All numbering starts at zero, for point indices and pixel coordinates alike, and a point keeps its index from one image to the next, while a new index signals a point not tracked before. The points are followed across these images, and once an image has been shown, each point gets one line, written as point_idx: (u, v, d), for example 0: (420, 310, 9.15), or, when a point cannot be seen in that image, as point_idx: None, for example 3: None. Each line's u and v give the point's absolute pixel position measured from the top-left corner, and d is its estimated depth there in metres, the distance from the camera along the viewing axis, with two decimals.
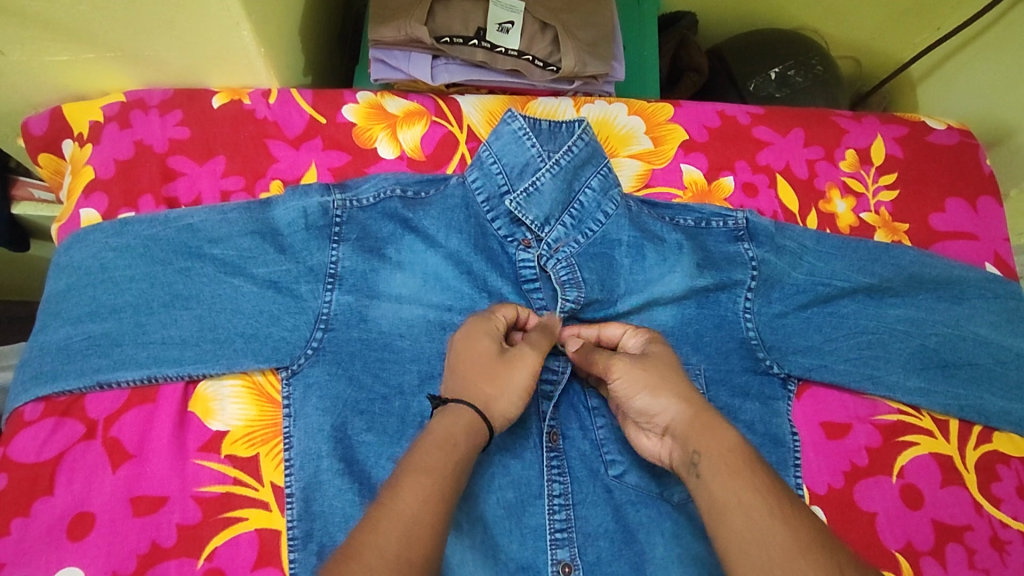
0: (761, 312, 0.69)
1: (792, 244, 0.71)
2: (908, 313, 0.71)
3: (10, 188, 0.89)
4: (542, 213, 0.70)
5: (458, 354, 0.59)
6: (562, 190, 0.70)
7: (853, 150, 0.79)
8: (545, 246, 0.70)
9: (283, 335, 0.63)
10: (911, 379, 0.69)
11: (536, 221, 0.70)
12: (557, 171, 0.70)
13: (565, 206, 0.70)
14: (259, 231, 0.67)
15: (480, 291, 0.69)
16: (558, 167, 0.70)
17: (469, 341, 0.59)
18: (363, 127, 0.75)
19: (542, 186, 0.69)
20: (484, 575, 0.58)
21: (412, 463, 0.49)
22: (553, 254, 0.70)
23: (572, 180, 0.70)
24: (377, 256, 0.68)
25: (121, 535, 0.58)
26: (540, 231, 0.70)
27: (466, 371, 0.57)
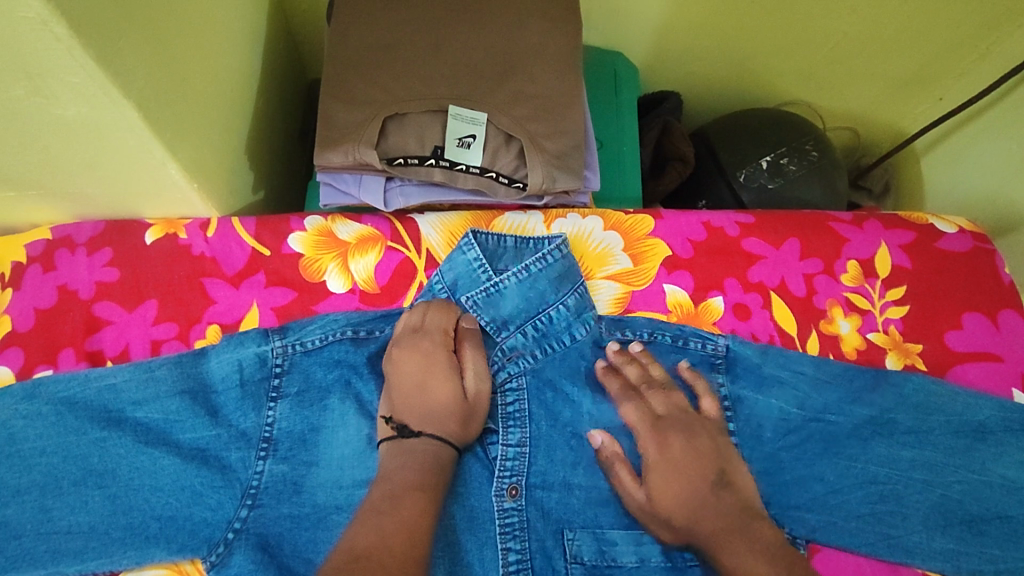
0: (746, 432, 0.63)
1: (783, 372, 0.65)
2: (924, 456, 0.62)
3: None
4: (499, 316, 0.65)
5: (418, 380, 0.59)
6: (526, 301, 0.65)
7: (854, 260, 0.72)
8: (499, 353, 0.64)
9: (204, 517, 0.56)
10: (934, 538, 0.60)
11: (491, 323, 0.65)
12: (524, 276, 0.66)
13: (530, 316, 0.65)
14: (189, 389, 0.60)
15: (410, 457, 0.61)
16: (526, 273, 0.66)
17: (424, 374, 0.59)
18: (311, 258, 0.69)
19: (504, 288, 0.66)
20: None
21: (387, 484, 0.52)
22: (506, 364, 0.63)
23: (547, 291, 0.66)
24: (318, 411, 0.61)
25: None
26: (496, 335, 0.65)
27: (426, 404, 0.57)
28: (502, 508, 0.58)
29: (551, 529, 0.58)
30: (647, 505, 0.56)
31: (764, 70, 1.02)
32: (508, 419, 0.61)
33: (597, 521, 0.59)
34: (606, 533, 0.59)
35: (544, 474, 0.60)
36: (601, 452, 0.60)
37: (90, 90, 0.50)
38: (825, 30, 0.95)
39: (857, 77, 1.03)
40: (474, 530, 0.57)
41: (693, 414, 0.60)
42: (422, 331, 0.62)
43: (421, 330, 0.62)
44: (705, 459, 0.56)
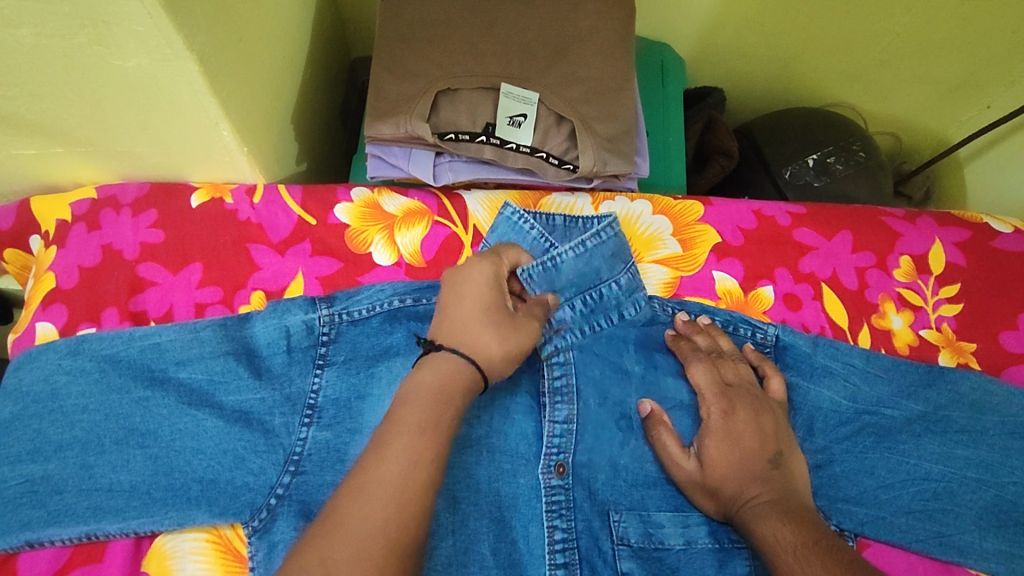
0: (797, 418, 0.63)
1: (834, 363, 0.64)
2: (978, 455, 0.61)
3: None
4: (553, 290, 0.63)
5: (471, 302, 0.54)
6: (581, 275, 0.64)
7: (908, 256, 0.70)
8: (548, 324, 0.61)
9: (246, 481, 0.55)
10: (988, 539, 0.59)
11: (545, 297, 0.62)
12: (581, 251, 0.64)
13: (582, 290, 0.63)
14: (234, 352, 0.59)
15: None
16: (582, 248, 0.64)
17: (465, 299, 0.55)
18: (357, 230, 0.68)
19: (562, 264, 0.63)
20: None
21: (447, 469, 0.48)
22: (553, 337, 0.61)
23: (602, 267, 0.64)
24: (363, 379, 0.61)
25: None
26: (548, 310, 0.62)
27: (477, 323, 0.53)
28: (549, 484, 0.57)
29: (597, 510, 0.57)
30: (696, 475, 0.57)
31: (810, 69, 1.01)
32: (556, 393, 0.60)
33: (644, 504, 0.58)
34: (653, 516, 0.58)
35: (591, 453, 0.59)
36: (649, 419, 0.59)
37: (154, 41, 0.49)
38: (875, 30, 0.94)
39: (903, 81, 1.02)
40: (521, 508, 0.56)
41: (759, 392, 0.60)
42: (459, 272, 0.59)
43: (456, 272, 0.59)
44: (767, 441, 0.57)
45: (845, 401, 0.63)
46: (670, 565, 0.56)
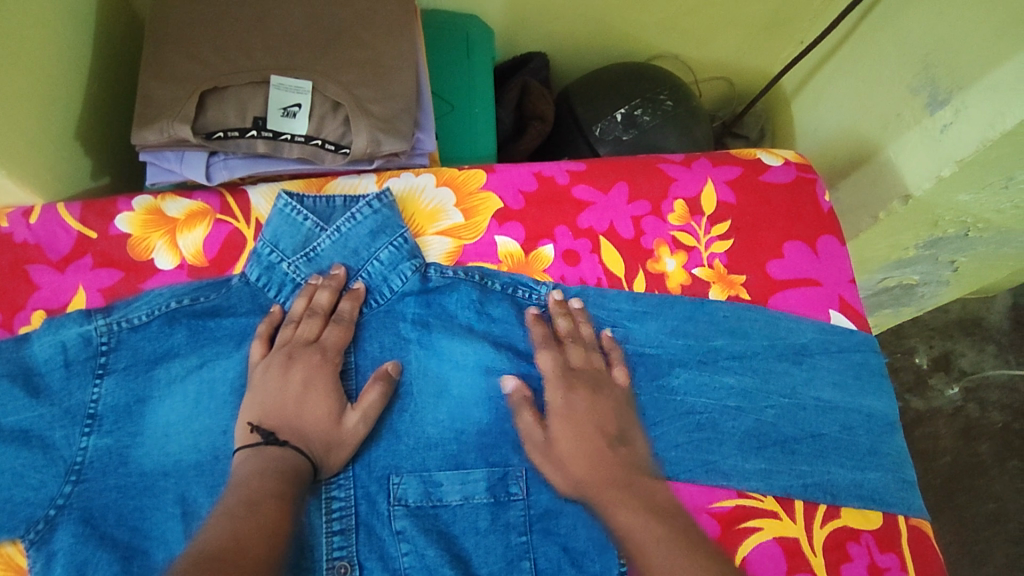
0: (575, 377, 0.65)
1: (603, 313, 0.68)
2: (742, 384, 0.65)
3: None
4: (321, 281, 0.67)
5: (281, 394, 0.59)
6: (343, 257, 0.67)
7: (681, 200, 0.74)
8: None
9: (25, 496, 0.57)
10: (749, 461, 0.63)
11: None
12: (338, 237, 0.68)
13: (350, 274, 0.67)
14: (9, 373, 0.61)
15: None
16: (339, 233, 0.68)
17: (302, 395, 0.60)
18: (139, 238, 0.69)
19: (321, 252, 0.67)
20: None
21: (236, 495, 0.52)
22: None
23: (362, 249, 0.67)
24: (144, 382, 0.63)
25: None
26: None
27: (288, 407, 0.59)
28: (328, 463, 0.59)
29: (376, 476, 0.60)
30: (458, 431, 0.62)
31: (626, 24, 1.03)
32: None
33: (425, 465, 0.61)
34: (433, 475, 0.61)
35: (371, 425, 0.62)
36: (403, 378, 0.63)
37: None
38: None
39: (718, 27, 1.05)
40: None
41: (522, 351, 0.66)
42: (298, 344, 0.62)
43: (292, 347, 0.62)
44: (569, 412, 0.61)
45: (615, 348, 0.66)
46: (445, 520, 0.60)
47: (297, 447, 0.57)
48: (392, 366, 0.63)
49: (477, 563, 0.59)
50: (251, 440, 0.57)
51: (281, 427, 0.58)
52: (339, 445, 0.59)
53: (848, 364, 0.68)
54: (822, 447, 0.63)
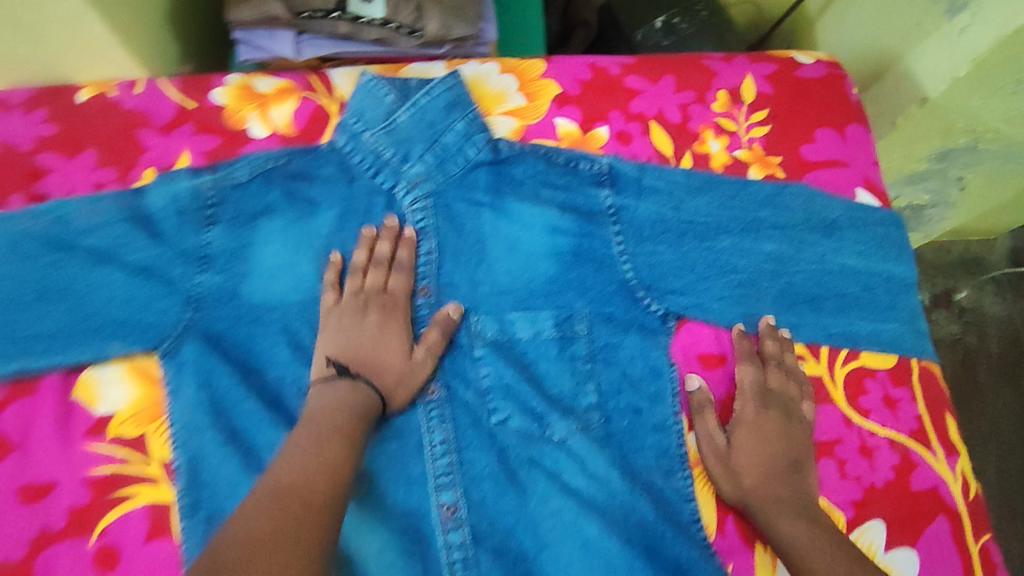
0: (634, 246, 0.72)
1: (659, 183, 0.74)
2: (779, 250, 0.72)
3: None
4: (400, 149, 0.73)
5: (359, 342, 0.65)
6: (420, 128, 0.73)
7: (724, 90, 0.81)
8: (404, 180, 0.73)
9: (154, 319, 0.66)
10: (783, 313, 0.71)
11: (394, 156, 0.73)
12: (415, 111, 0.73)
13: (428, 145, 0.73)
14: (131, 218, 0.68)
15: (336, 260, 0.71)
16: (416, 107, 0.73)
17: (379, 336, 0.66)
18: (234, 109, 0.76)
19: (399, 123, 0.73)
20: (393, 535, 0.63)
21: (309, 429, 0.57)
22: (410, 190, 0.73)
23: (438, 121, 0.73)
24: (248, 233, 0.70)
25: (11, 522, 0.59)
26: (401, 166, 0.73)
27: (366, 341, 0.66)
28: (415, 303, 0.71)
29: (459, 316, 0.70)
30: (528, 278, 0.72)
31: None
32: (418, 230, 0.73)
33: (499, 307, 0.70)
34: (506, 315, 0.70)
35: (450, 275, 0.72)
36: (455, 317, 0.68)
37: None
38: None
39: None
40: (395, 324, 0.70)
41: (582, 216, 0.73)
42: (371, 293, 0.68)
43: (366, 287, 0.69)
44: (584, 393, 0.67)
45: (665, 215, 0.73)
46: (520, 350, 0.70)
47: (370, 386, 0.63)
48: (452, 310, 0.68)
49: (550, 384, 0.69)
50: (327, 371, 0.63)
51: (356, 357, 0.64)
52: (411, 379, 0.66)
53: (873, 235, 0.75)
54: (769, 448, 0.65)
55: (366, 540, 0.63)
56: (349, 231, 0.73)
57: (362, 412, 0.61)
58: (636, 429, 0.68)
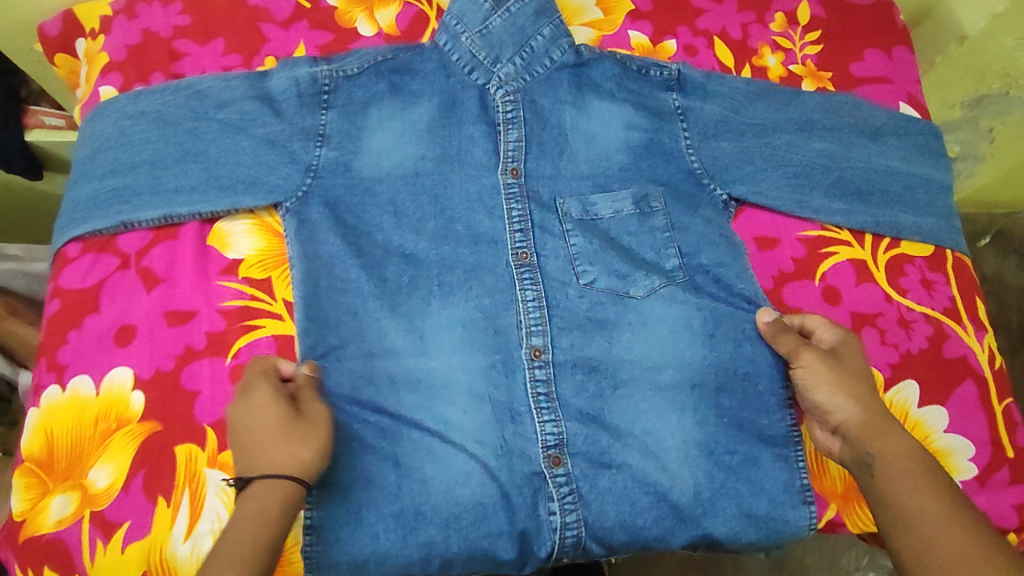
0: (701, 145, 0.80)
1: (722, 88, 0.82)
2: (828, 148, 0.81)
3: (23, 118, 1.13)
4: (494, 52, 0.81)
5: (247, 435, 0.59)
6: (513, 32, 0.81)
7: (781, 13, 0.89)
8: (496, 77, 0.81)
9: (277, 183, 0.74)
10: (833, 202, 0.79)
11: (487, 58, 0.81)
12: (508, 17, 0.82)
13: (517, 49, 0.82)
14: (258, 96, 0.77)
15: (440, 142, 0.79)
16: (508, 14, 0.82)
17: (264, 426, 0.59)
18: (343, 11, 0.85)
19: (493, 28, 0.81)
20: (484, 373, 0.73)
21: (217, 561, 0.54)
22: (501, 86, 0.81)
23: (527, 27, 0.82)
24: (359, 117, 0.78)
25: (160, 340, 0.68)
26: (493, 66, 0.81)
27: (253, 443, 0.59)
28: (507, 183, 0.79)
29: (548, 199, 0.79)
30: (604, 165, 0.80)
31: None
32: (509, 119, 0.80)
33: (581, 191, 0.80)
34: (589, 198, 0.79)
35: (537, 163, 0.80)
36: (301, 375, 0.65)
37: None
38: None
39: None
40: (487, 200, 0.78)
41: (655, 116, 0.81)
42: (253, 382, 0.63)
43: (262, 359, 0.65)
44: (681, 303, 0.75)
45: (728, 115, 0.81)
46: (604, 226, 0.78)
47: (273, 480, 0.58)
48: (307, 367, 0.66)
49: (636, 253, 0.78)
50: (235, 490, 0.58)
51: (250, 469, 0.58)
52: (315, 441, 0.60)
53: (916, 142, 0.83)
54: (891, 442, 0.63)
55: (461, 372, 0.73)
56: (452, 121, 0.80)
57: (271, 518, 0.56)
58: (704, 294, 0.77)
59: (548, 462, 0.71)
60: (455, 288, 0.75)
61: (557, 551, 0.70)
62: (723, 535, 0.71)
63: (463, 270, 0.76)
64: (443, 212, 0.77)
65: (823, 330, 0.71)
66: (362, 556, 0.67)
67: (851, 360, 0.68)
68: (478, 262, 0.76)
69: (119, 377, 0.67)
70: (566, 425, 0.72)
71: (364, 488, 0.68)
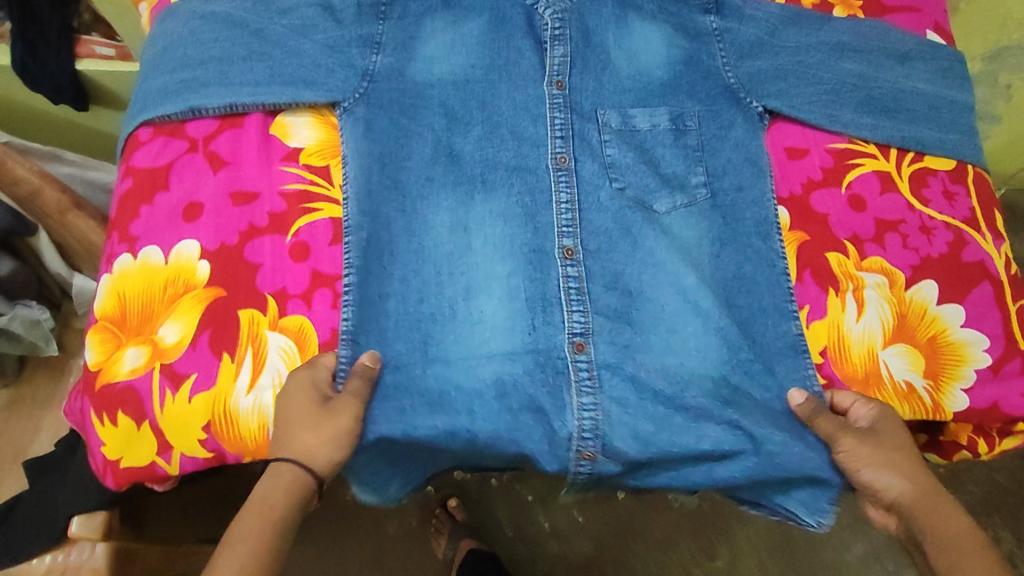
0: (737, 64, 0.84)
1: (758, 12, 0.85)
2: (858, 69, 0.85)
3: (75, 47, 1.16)
4: None
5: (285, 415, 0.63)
6: None
7: None
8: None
9: (335, 84, 0.77)
10: (861, 117, 0.83)
11: None
12: None
13: None
14: (320, 4, 0.80)
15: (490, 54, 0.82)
16: None
17: (298, 417, 0.62)
18: None
19: None
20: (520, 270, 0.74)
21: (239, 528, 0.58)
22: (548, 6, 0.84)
23: None
24: (413, 26, 0.82)
25: (225, 217, 0.72)
26: None
27: (287, 427, 0.62)
28: (552, 94, 0.80)
29: (590, 112, 0.81)
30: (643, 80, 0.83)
31: None
32: (556, 36, 0.83)
33: (621, 104, 0.82)
34: (629, 112, 0.81)
35: (581, 79, 0.82)
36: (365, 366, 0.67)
37: None
38: None
39: None
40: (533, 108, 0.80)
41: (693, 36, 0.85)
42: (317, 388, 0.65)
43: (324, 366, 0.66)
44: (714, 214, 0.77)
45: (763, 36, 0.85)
46: (642, 137, 0.81)
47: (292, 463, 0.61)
48: (369, 358, 0.67)
49: (665, 164, 0.79)
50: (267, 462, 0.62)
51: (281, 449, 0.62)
52: (336, 438, 0.63)
53: (942, 67, 0.87)
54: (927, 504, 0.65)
55: (497, 266, 0.74)
56: (502, 35, 0.83)
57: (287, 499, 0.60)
58: (739, 202, 0.78)
59: (572, 348, 0.71)
60: (495, 187, 0.77)
61: (573, 433, 0.69)
62: (752, 428, 0.68)
63: (506, 170, 0.77)
64: (490, 117, 0.80)
65: (863, 408, 0.69)
66: (402, 445, 0.69)
67: (891, 440, 0.67)
68: (523, 162, 0.78)
69: (187, 249, 0.71)
70: (593, 317, 0.72)
71: (399, 373, 0.69)
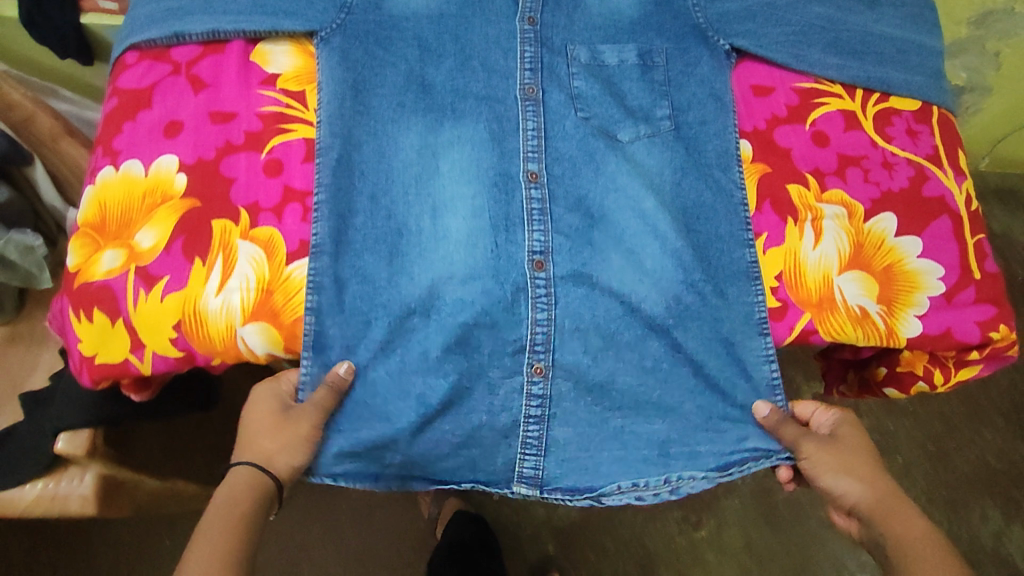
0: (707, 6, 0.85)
1: None
2: (827, 12, 0.86)
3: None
4: None
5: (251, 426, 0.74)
6: None
7: None
8: None
9: (312, 15, 0.80)
10: (828, 57, 0.84)
11: None
12: None
13: None
14: None
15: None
16: None
17: (258, 430, 0.74)
18: None
19: None
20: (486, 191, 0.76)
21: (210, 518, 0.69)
22: None
23: None
24: None
25: (204, 134, 0.76)
26: None
27: (252, 437, 0.74)
28: (523, 29, 0.82)
29: (559, 47, 0.83)
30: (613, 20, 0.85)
31: None
32: None
33: (591, 41, 0.84)
34: (598, 48, 0.84)
35: (552, 17, 0.84)
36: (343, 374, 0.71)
37: None
38: None
39: None
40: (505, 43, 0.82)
41: None
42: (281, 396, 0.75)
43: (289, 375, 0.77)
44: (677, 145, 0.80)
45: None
46: (609, 72, 0.83)
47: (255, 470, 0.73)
48: (343, 370, 0.71)
49: (631, 97, 0.82)
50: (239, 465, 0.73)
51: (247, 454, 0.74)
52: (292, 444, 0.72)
53: (912, 12, 0.89)
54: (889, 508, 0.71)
55: (462, 187, 0.76)
56: None
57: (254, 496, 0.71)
58: (701, 134, 0.81)
59: (531, 265, 0.74)
60: (465, 114, 0.79)
61: (527, 343, 0.73)
62: (691, 348, 0.75)
63: (475, 99, 0.80)
64: (462, 50, 0.82)
65: (823, 416, 0.78)
66: (354, 353, 0.72)
67: (851, 449, 0.75)
68: (494, 92, 0.80)
69: (166, 163, 0.74)
70: (552, 237, 0.76)
71: (366, 284, 0.73)
